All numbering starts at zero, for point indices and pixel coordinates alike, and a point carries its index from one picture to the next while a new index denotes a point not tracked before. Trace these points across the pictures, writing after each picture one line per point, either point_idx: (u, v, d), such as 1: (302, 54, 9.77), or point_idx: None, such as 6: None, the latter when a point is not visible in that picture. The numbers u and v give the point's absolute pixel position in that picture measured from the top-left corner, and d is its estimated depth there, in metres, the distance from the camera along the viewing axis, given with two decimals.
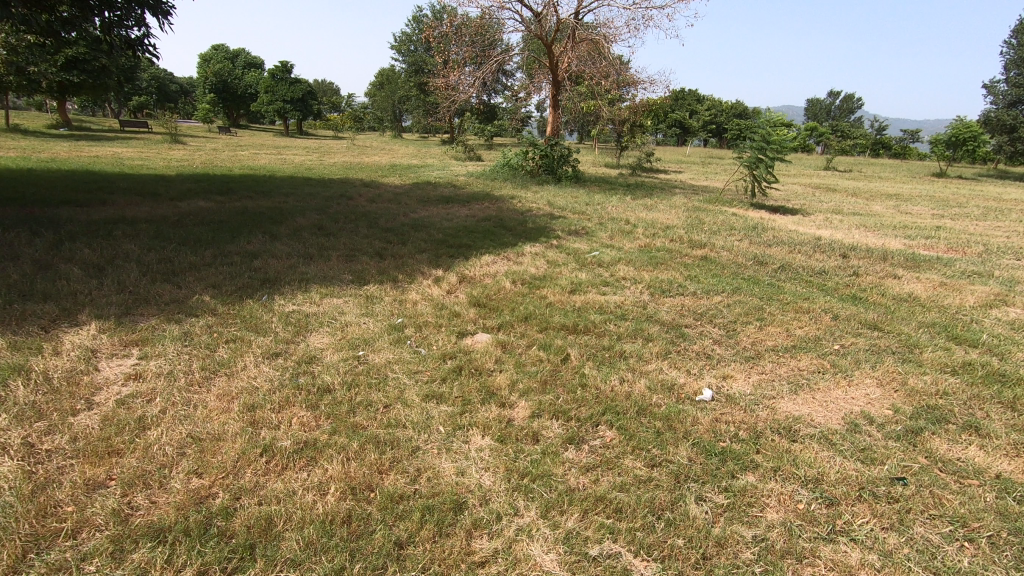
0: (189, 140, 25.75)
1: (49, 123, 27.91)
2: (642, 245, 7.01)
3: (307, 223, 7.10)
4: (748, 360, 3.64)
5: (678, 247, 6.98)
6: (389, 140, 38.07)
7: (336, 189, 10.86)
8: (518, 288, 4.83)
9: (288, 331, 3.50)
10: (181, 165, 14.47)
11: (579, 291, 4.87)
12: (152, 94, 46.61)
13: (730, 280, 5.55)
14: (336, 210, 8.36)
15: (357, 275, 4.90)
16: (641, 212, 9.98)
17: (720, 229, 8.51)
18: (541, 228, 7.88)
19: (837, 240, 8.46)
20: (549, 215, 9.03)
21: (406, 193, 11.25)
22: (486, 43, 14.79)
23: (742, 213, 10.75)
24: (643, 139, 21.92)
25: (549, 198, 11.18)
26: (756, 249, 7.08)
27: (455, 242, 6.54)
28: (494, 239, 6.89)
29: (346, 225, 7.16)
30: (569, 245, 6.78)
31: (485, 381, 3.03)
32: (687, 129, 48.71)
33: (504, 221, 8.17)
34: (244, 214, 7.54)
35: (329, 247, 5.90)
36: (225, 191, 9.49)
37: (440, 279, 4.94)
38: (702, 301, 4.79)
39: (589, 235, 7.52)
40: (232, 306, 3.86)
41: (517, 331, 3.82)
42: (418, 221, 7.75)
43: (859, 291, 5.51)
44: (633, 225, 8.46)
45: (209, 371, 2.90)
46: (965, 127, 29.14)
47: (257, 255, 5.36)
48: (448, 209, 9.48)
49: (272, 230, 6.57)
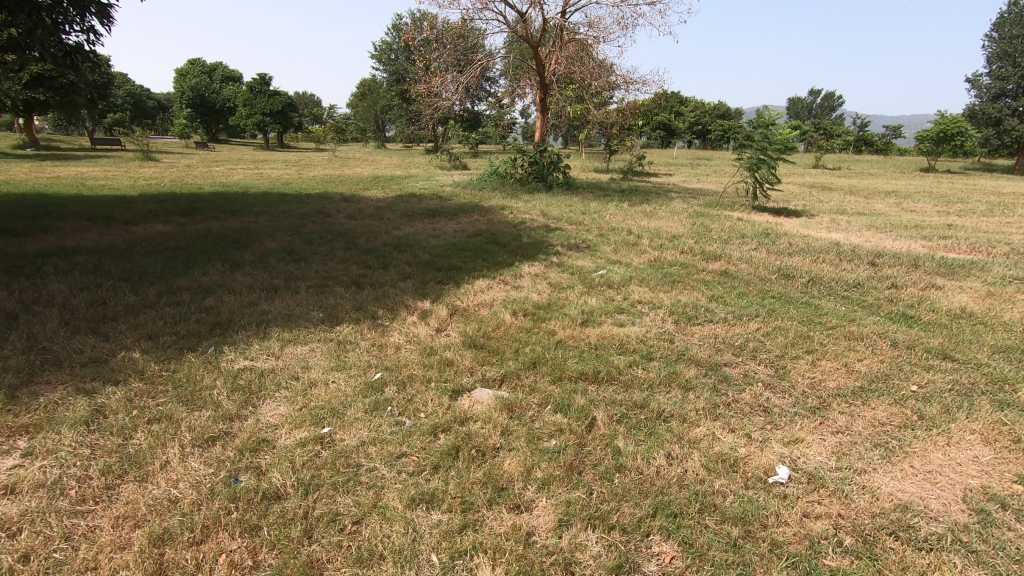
0: (163, 157, 24.86)
1: (15, 143, 26.87)
2: (652, 259, 6.32)
3: (276, 247, 6.34)
4: (814, 412, 2.93)
5: (692, 261, 6.29)
6: (372, 151, 37.31)
7: (313, 205, 10.08)
8: (520, 322, 4.10)
9: (233, 401, 2.73)
10: (148, 183, 13.62)
11: (591, 323, 4.15)
12: (128, 111, 45.56)
13: (759, 300, 4.86)
14: (310, 229, 7.59)
15: (329, 312, 4.13)
16: (643, 220, 9.31)
17: (730, 238, 7.85)
18: (537, 242, 7.16)
19: (856, 245, 7.84)
20: (544, 227, 8.32)
21: (389, 206, 10.51)
22: (469, 47, 14.14)
23: (747, 218, 10.12)
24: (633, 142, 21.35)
25: (543, 208, 10.49)
26: (776, 260, 6.42)
27: (443, 263, 5.81)
28: (487, 259, 6.15)
29: (320, 248, 6.40)
30: (572, 262, 6.07)
31: (490, 468, 2.28)
32: (673, 132, 48.48)
33: (496, 236, 7.45)
34: (206, 238, 6.75)
35: (299, 277, 5.12)
36: (190, 212, 8.67)
37: (428, 314, 4.18)
38: (736, 329, 4.09)
39: (591, 249, 6.82)
40: (167, 365, 3.09)
41: (524, 385, 3.08)
42: (401, 240, 7.01)
43: (907, 307, 4.84)
44: (637, 236, 7.79)
45: (113, 477, 2.13)
46: (951, 122, 28.88)
47: (211, 290, 4.58)
48: (435, 224, 8.74)
49: (236, 257, 5.79)
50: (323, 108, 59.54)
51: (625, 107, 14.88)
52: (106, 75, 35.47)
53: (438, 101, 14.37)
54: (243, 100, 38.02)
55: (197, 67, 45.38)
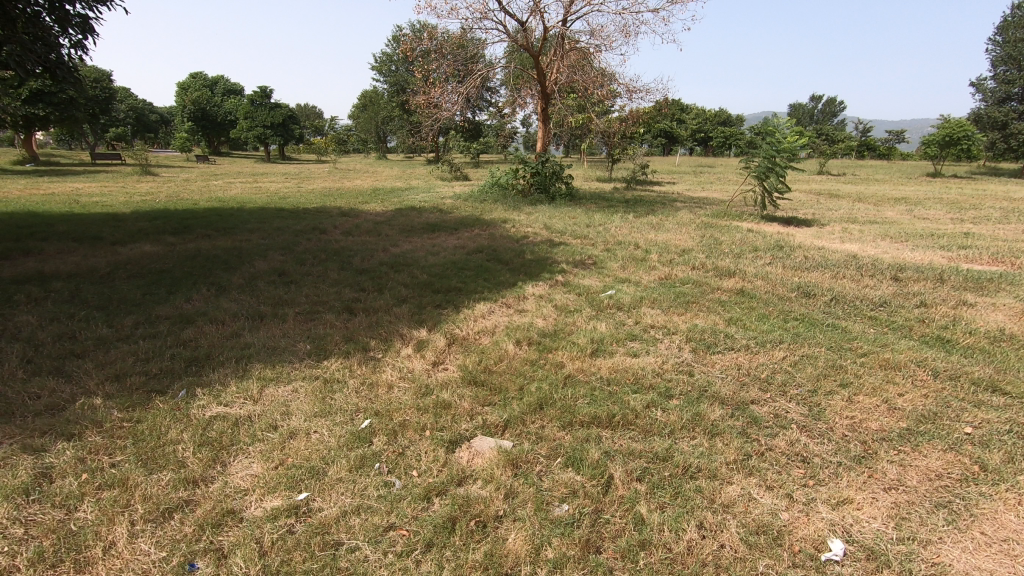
0: (163, 171, 24.72)
1: (16, 158, 26.83)
2: (663, 277, 5.99)
3: (267, 268, 6.04)
4: (860, 462, 2.58)
5: (705, 278, 5.96)
6: (373, 162, 37.22)
7: (310, 221, 9.80)
8: (524, 353, 3.77)
9: (199, 459, 2.41)
10: (144, 199, 13.39)
11: (602, 353, 3.81)
12: (129, 125, 45.67)
13: (781, 322, 4.52)
14: (304, 248, 7.29)
15: (316, 345, 3.81)
16: (649, 233, 9.00)
17: (742, 251, 7.53)
18: (541, 259, 6.85)
19: (875, 258, 7.50)
20: (548, 242, 8.02)
21: (387, 221, 10.23)
22: (468, 57, 13.91)
23: (757, 229, 9.81)
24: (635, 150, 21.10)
25: (546, 221, 10.20)
26: (794, 276, 6.08)
27: (442, 284, 5.49)
28: (488, 279, 5.84)
29: (314, 268, 6.10)
30: (579, 281, 5.74)
31: (492, 547, 1.95)
32: (674, 139, 48.35)
33: (498, 253, 7.13)
34: (194, 259, 6.46)
35: (287, 302, 4.81)
36: (182, 230, 8.39)
37: (424, 345, 3.85)
38: (760, 357, 3.75)
39: (598, 266, 6.49)
40: (131, 414, 2.76)
41: (529, 433, 2.74)
42: (399, 258, 6.71)
43: (941, 328, 4.50)
44: (645, 250, 7.47)
45: (44, 567, 1.80)
46: (956, 126, 28.61)
47: (193, 319, 4.26)
48: (434, 239, 8.43)
49: (223, 280, 5.49)
50: (325, 119, 59.63)
51: (628, 117, 14.63)
52: (108, 90, 35.48)
53: (437, 112, 14.15)
54: (244, 113, 37.98)
55: (198, 81, 45.47)
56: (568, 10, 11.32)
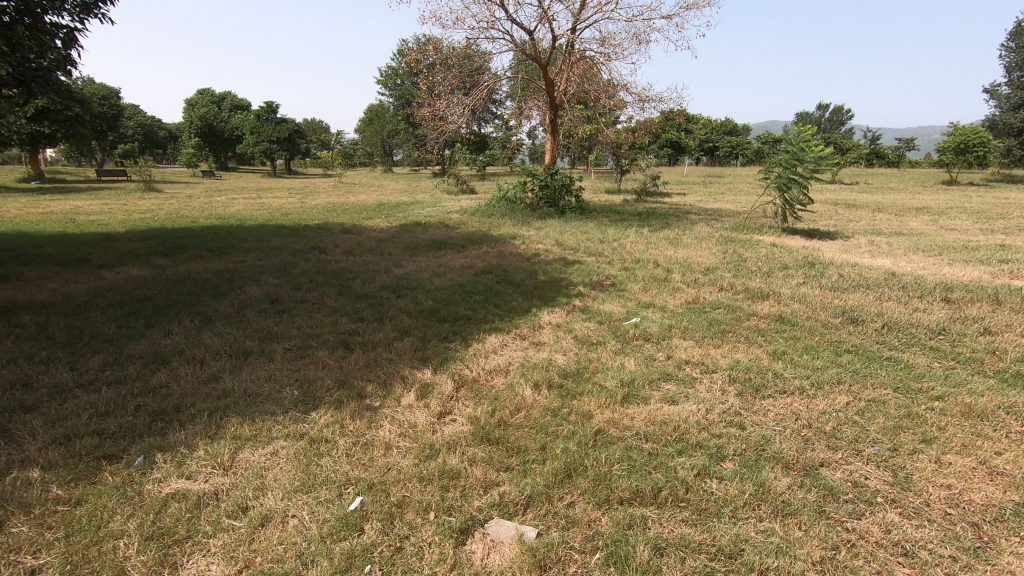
0: (166, 187, 24.49)
1: (21, 176, 26.67)
2: (690, 300, 5.47)
3: (259, 294, 5.58)
4: (978, 557, 2.04)
5: (736, 302, 5.44)
6: (379, 176, 37.04)
7: (310, 239, 9.37)
8: (544, 400, 3.25)
9: (144, 562, 1.91)
10: (142, 217, 13.02)
11: (635, 398, 3.29)
12: (137, 142, 45.79)
13: (833, 357, 3.99)
14: (301, 270, 6.83)
15: (304, 391, 3.31)
16: (668, 249, 8.49)
17: (771, 269, 6.99)
18: (555, 280, 6.35)
19: (915, 275, 6.94)
20: (562, 261, 7.53)
21: (392, 238, 9.80)
22: (474, 68, 13.52)
23: (781, 244, 9.29)
24: (645, 161, 20.66)
25: (557, 236, 9.73)
26: (835, 298, 5.55)
27: (449, 312, 5.00)
28: (499, 304, 5.33)
29: (310, 294, 5.63)
30: (598, 307, 5.23)
31: None
32: (682, 149, 47.96)
33: (509, 274, 6.64)
34: (182, 284, 6.00)
35: (276, 336, 4.32)
36: (175, 251, 7.96)
37: (428, 390, 3.35)
38: (820, 403, 3.22)
39: (617, 288, 5.98)
40: (71, 492, 2.27)
41: (557, 515, 2.22)
42: (402, 281, 6.25)
43: (1018, 362, 3.95)
44: (666, 269, 6.96)
45: None
46: (972, 133, 27.95)
47: (168, 358, 3.79)
48: (440, 259, 7.95)
49: (210, 309, 5.02)
50: (332, 133, 59.74)
51: (639, 128, 14.19)
52: (115, 107, 35.57)
53: (442, 125, 13.77)
54: (250, 128, 37.91)
55: (205, 97, 45.59)
56: (578, 19, 10.90)
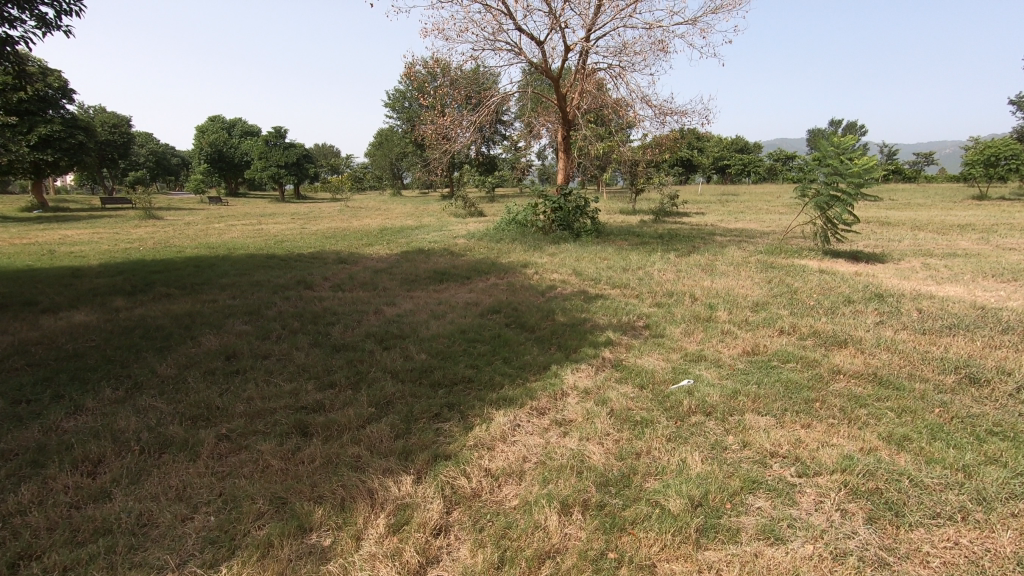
0: (167, 214, 23.88)
1: (25, 205, 26.26)
2: (748, 349, 4.37)
3: (214, 347, 4.56)
4: None
5: (807, 352, 4.32)
6: (388, 200, 36.43)
7: (298, 271, 8.42)
8: (578, 538, 2.14)
9: None
10: (129, 248, 12.21)
11: (717, 530, 2.18)
12: (147, 170, 45.88)
13: (977, 442, 2.85)
14: (277, 312, 5.81)
15: (219, 522, 2.23)
16: (702, 279, 7.42)
17: (833, 303, 5.86)
18: (578, 321, 5.28)
19: (1009, 310, 5.76)
20: (582, 295, 6.48)
21: (390, 268, 8.84)
22: (480, 83, 12.65)
23: (830, 271, 8.17)
24: (662, 180, 19.67)
25: (574, 264, 8.71)
26: (930, 345, 4.43)
27: (446, 371, 3.93)
28: (509, 359, 4.23)
29: (278, 346, 4.60)
30: (635, 361, 4.15)
31: None
32: (694, 168, 47.08)
33: (522, 315, 5.55)
34: (128, 334, 5.00)
35: (215, 415, 3.26)
36: (140, 289, 7.01)
37: (403, 519, 2.25)
38: (1002, 541, 2.09)
39: (654, 332, 4.88)
40: None
41: None
42: (393, 325, 5.21)
43: None
44: (707, 306, 5.86)
45: None
46: (1002, 145, 26.48)
47: (51, 457, 2.74)
48: (441, 293, 6.92)
49: (146, 370, 3.99)
50: (342, 159, 59.77)
51: (658, 144, 13.23)
52: (125, 135, 35.63)
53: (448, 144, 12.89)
54: (258, 153, 37.64)
55: (215, 123, 45.63)
56: (592, 27, 9.99)
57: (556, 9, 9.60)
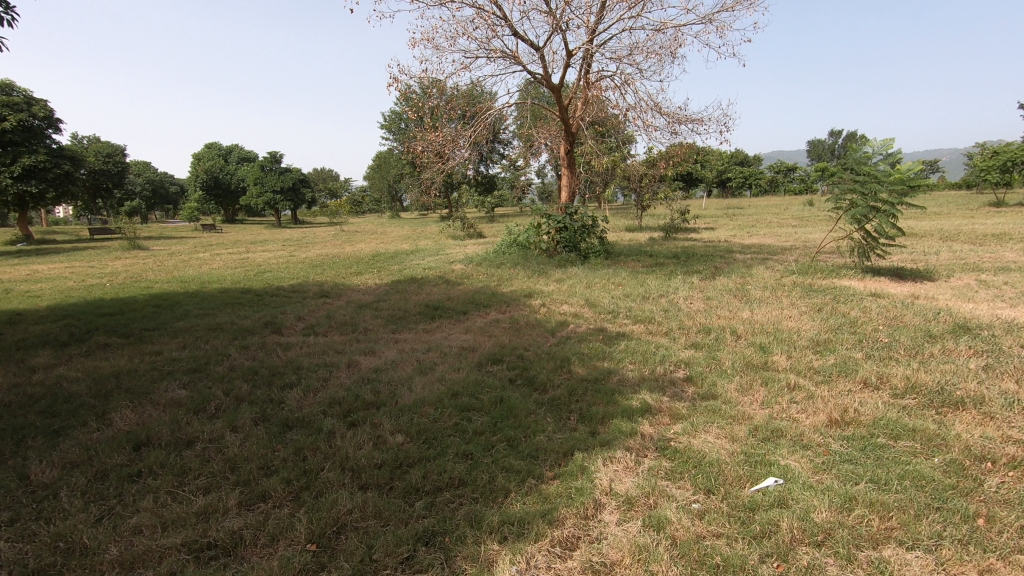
0: (154, 244, 22.80)
1: (8, 238, 25.19)
2: (836, 419, 3.28)
3: (124, 429, 3.44)
4: None
5: (919, 421, 3.21)
6: (386, 222, 35.57)
7: (270, 310, 7.34)
8: None
9: None
10: (97, 283, 11.17)
11: None
12: (143, 199, 45.10)
13: None
14: (228, 368, 4.71)
15: None
16: (739, 309, 6.31)
17: (914, 340, 4.75)
18: (602, 375, 4.17)
19: None
20: (601, 334, 5.40)
21: (377, 303, 7.78)
22: (475, 96, 11.71)
23: (882, 294, 7.08)
24: (671, 195, 18.70)
25: (585, 293, 7.62)
26: None
27: (426, 468, 2.81)
28: (515, 442, 3.12)
29: (210, 423, 3.49)
30: (690, 441, 3.03)
31: None
32: (697, 183, 46.13)
33: (530, 366, 4.44)
34: (25, 408, 3.90)
35: (72, 565, 2.14)
36: (77, 339, 5.93)
37: None
38: None
39: (703, 392, 3.76)
40: None
41: None
42: (364, 387, 4.08)
43: None
44: (757, 347, 4.77)
45: None
46: (1018, 150, 25.12)
47: None
48: (432, 335, 5.83)
49: (12, 475, 2.88)
50: (340, 183, 59.21)
51: (668, 157, 12.27)
52: (120, 165, 34.93)
53: (443, 162, 11.90)
54: (253, 179, 36.86)
55: (212, 150, 45.03)
56: (597, 29, 9.06)
57: (556, 9, 8.68)
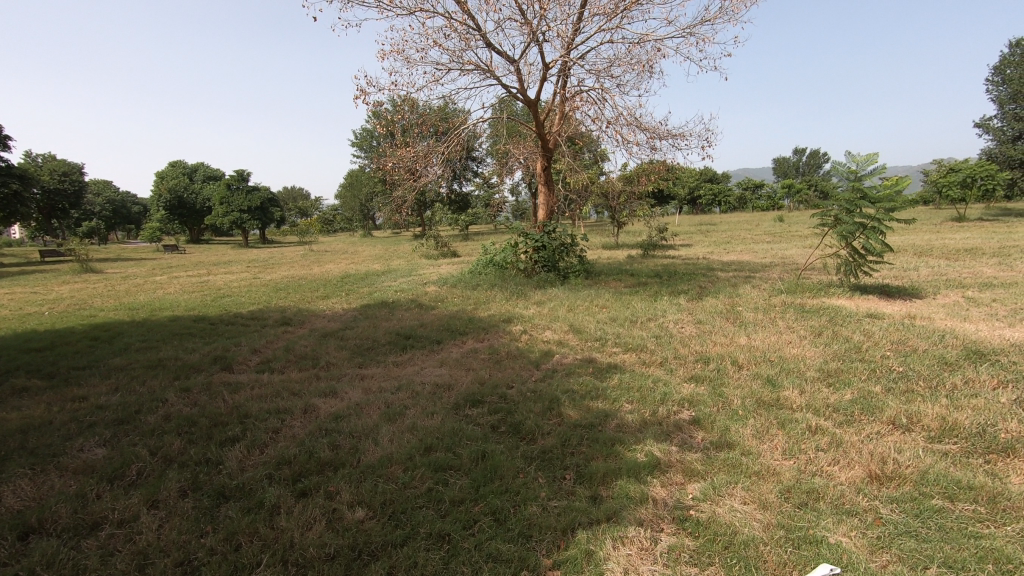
0: (109, 267, 21.60)
1: None
2: (876, 472, 2.81)
3: (13, 507, 2.76)
4: None
5: (972, 473, 2.76)
6: (357, 241, 34.73)
7: (222, 342, 6.62)
8: None
9: None
10: (35, 312, 10.20)
11: None
12: (102, 219, 43.31)
13: None
14: (162, 418, 4.03)
15: None
16: (734, 334, 5.88)
17: (931, 369, 4.35)
18: (598, 419, 3.63)
19: None
20: (591, 366, 4.88)
21: (342, 331, 7.13)
22: (448, 111, 11.24)
23: (877, 315, 6.76)
24: (647, 212, 18.49)
25: (568, 318, 7.11)
26: None
27: (392, 560, 2.22)
28: (502, 515, 2.55)
29: (125, 497, 2.83)
30: (714, 510, 2.51)
31: None
32: (669, 200, 46.51)
33: (514, 409, 3.88)
34: None
35: None
36: None
37: None
38: None
39: (715, 439, 3.26)
40: None
41: None
42: (319, 441, 3.45)
43: None
44: (765, 380, 4.30)
45: None
46: (976, 167, 25.71)
47: None
48: (402, 369, 5.22)
49: None
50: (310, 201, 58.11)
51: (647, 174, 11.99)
52: (77, 183, 33.45)
53: (414, 179, 11.34)
54: (219, 198, 35.32)
55: (175, 168, 43.59)
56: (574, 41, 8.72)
57: (532, 19, 8.30)
